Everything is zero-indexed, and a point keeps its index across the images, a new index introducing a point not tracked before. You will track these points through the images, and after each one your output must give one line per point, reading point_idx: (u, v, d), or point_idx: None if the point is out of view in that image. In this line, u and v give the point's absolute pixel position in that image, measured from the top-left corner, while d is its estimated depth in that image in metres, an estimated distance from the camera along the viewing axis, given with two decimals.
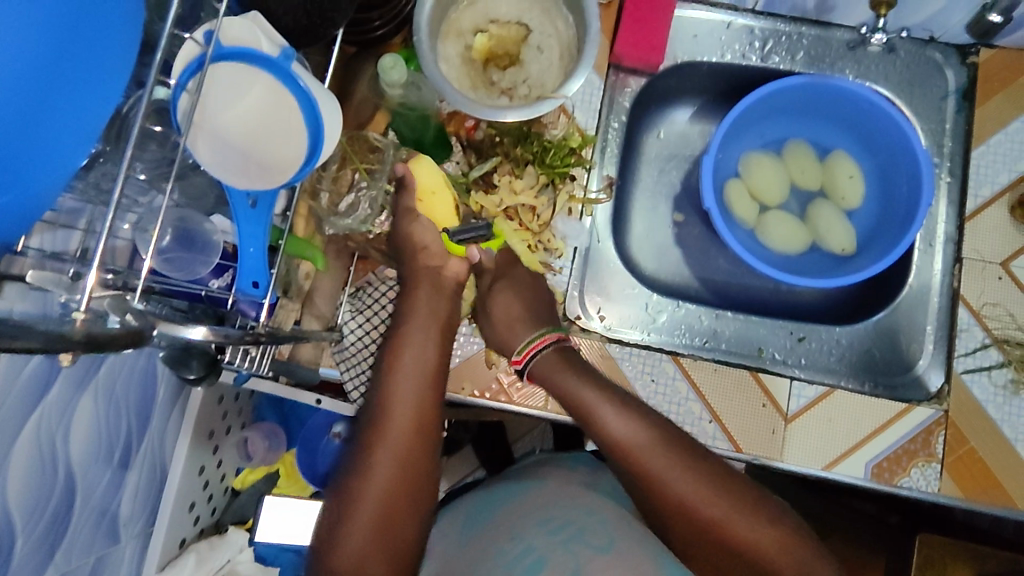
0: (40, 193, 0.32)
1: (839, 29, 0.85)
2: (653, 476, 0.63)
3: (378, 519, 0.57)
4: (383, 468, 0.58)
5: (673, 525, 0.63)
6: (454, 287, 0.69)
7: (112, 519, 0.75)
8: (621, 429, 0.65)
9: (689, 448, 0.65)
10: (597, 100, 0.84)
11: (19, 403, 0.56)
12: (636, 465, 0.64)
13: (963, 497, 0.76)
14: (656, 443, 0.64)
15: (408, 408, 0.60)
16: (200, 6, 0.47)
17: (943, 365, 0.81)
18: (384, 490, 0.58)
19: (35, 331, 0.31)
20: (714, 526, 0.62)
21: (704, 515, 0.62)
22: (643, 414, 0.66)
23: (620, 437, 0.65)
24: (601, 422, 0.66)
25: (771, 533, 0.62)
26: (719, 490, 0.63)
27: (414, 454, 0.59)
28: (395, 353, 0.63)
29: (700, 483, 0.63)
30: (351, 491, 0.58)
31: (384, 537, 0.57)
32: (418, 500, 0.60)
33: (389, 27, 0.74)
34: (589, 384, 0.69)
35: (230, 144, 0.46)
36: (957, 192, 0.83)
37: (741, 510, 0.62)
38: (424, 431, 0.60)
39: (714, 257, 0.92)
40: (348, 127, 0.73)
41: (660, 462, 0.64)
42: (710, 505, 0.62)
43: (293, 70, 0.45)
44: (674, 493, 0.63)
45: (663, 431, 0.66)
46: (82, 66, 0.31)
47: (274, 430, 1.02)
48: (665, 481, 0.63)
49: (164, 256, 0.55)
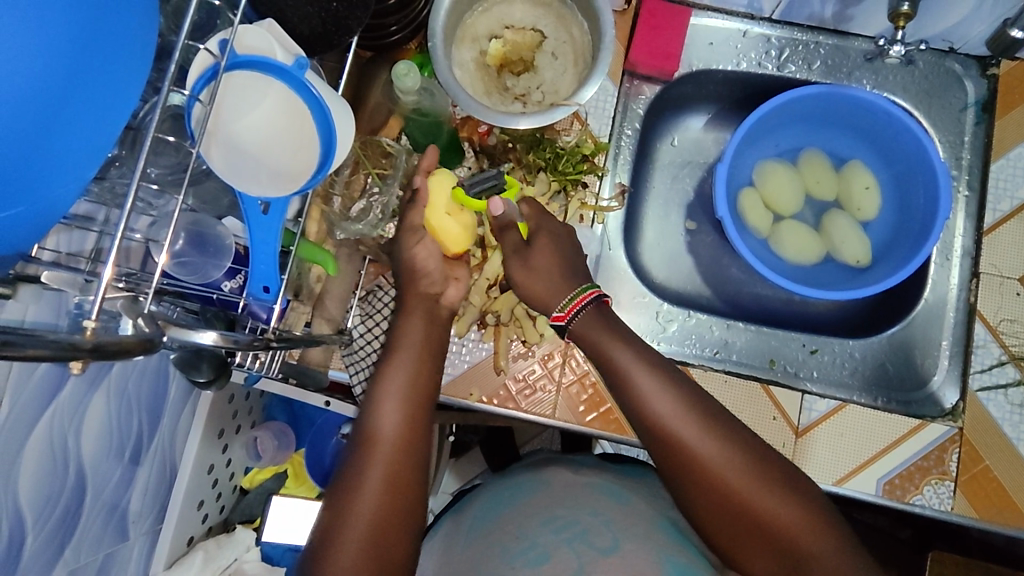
0: (55, 203, 0.32)
1: (858, 39, 0.84)
2: (696, 458, 0.61)
3: (381, 507, 0.58)
4: (380, 463, 0.59)
5: (709, 511, 0.61)
6: (445, 316, 0.71)
7: (121, 516, 0.75)
8: (663, 407, 0.63)
9: (733, 429, 0.63)
10: (611, 106, 0.84)
11: (32, 401, 0.57)
12: (677, 448, 0.61)
13: (977, 517, 0.75)
14: (702, 423, 0.62)
15: (402, 404, 0.62)
16: (216, 13, 0.48)
17: (958, 382, 0.79)
18: (382, 485, 0.59)
19: (45, 339, 0.31)
20: (754, 510, 0.59)
21: (744, 499, 0.60)
22: (687, 393, 0.64)
23: (662, 417, 0.63)
24: (648, 402, 0.64)
25: (796, 512, 0.59)
26: (760, 475, 0.61)
27: (411, 449, 0.61)
28: (388, 356, 0.65)
29: (742, 466, 0.61)
30: (350, 488, 0.58)
31: (385, 532, 0.58)
32: (415, 497, 0.60)
33: (405, 32, 0.74)
34: (632, 358, 0.66)
35: (244, 152, 0.46)
36: (975, 206, 0.82)
37: (782, 495, 0.60)
38: (419, 428, 0.62)
39: (727, 266, 0.91)
40: (362, 133, 0.74)
41: (705, 442, 0.61)
42: (751, 488, 0.60)
43: (306, 79, 0.45)
44: (717, 474, 0.60)
45: (711, 413, 0.63)
46: (99, 74, 0.31)
47: (284, 430, 1.03)
48: (709, 462, 0.61)
49: (178, 259, 0.55)
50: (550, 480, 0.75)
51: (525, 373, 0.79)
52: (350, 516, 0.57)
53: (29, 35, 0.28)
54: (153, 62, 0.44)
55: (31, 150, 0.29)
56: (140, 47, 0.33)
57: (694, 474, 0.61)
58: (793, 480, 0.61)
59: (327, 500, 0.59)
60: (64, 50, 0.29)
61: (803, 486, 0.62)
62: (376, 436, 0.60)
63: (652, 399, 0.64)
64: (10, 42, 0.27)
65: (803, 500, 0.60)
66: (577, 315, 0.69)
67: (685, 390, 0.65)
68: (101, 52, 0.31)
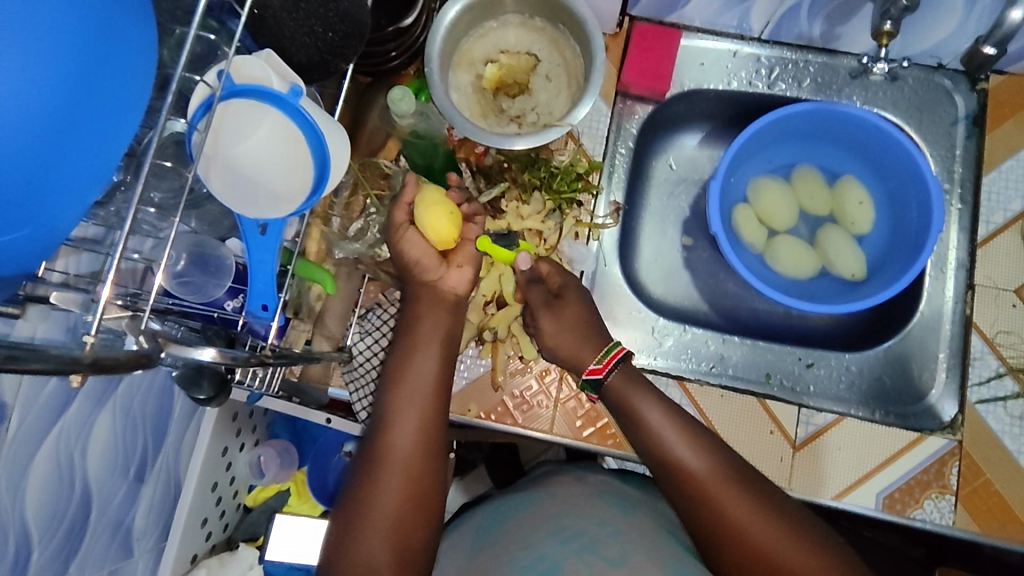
0: (54, 227, 0.34)
1: (845, 57, 0.85)
2: (713, 499, 0.63)
3: (390, 516, 0.60)
4: (390, 482, 0.61)
5: (715, 542, 0.63)
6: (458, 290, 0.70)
7: (126, 532, 0.76)
8: (683, 448, 0.67)
9: (759, 483, 0.65)
10: (604, 126, 0.86)
11: (39, 419, 0.58)
12: (696, 486, 0.64)
13: (979, 531, 0.75)
14: (727, 477, 0.64)
15: (417, 430, 0.63)
16: (215, 46, 0.50)
17: (956, 395, 0.79)
18: (392, 505, 0.61)
19: (47, 354, 0.32)
20: (765, 548, 0.61)
21: (759, 539, 0.61)
22: (716, 450, 0.67)
23: (688, 465, 0.65)
24: (672, 451, 0.67)
25: (813, 558, 0.60)
26: (778, 520, 0.62)
27: (421, 474, 0.62)
28: (401, 376, 0.66)
29: (760, 512, 0.62)
30: (359, 508, 0.61)
31: (399, 553, 0.60)
32: (427, 517, 0.63)
33: (403, 57, 0.76)
34: (665, 412, 0.69)
35: (240, 172, 0.48)
36: (968, 219, 0.83)
37: (795, 536, 0.61)
38: (431, 451, 0.64)
39: (723, 280, 0.92)
40: (361, 154, 0.77)
41: (727, 488, 0.64)
42: (766, 532, 0.61)
43: (300, 105, 0.47)
44: (746, 527, 0.61)
45: (739, 468, 0.66)
46: (101, 106, 0.33)
47: (287, 448, 1.04)
48: (722, 504, 0.63)
49: (180, 278, 0.57)
50: (549, 491, 0.76)
51: (522, 389, 0.80)
52: (358, 536, 0.60)
53: (31, 78, 0.30)
54: (153, 91, 0.46)
55: (34, 171, 0.31)
56: (142, 75, 0.35)
57: (710, 512, 0.63)
58: (809, 526, 0.63)
59: (339, 518, 0.62)
60: (64, 85, 0.31)
61: (817, 531, 0.63)
62: (390, 459, 0.62)
63: (681, 457, 0.66)
64: (11, 84, 0.29)
65: (814, 544, 0.61)
66: (614, 369, 0.72)
67: (715, 449, 0.67)
68: (103, 81, 0.33)
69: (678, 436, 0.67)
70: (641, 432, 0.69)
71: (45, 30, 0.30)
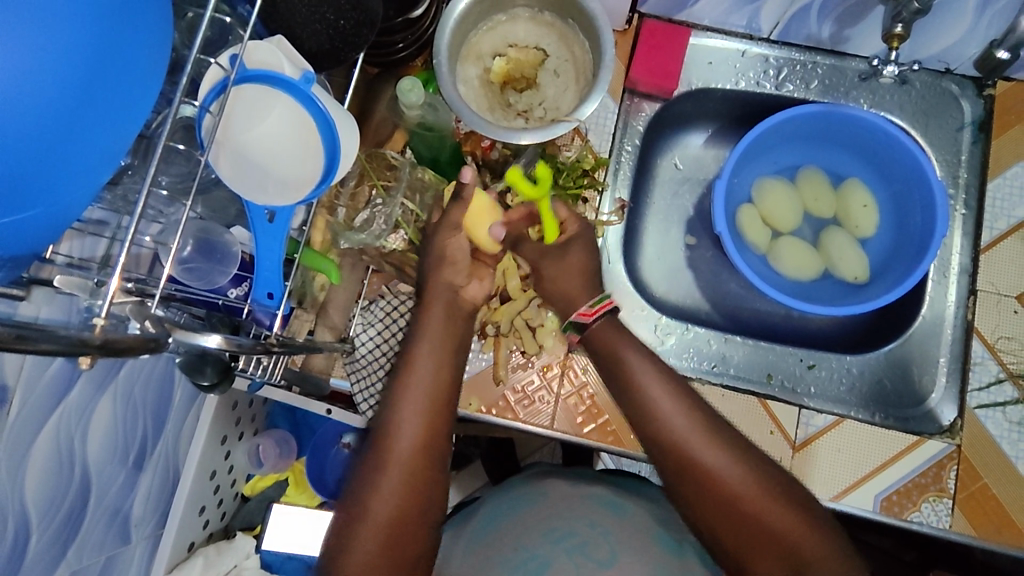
0: (62, 212, 0.34)
1: (854, 60, 0.85)
2: (697, 459, 0.62)
3: (398, 473, 0.59)
4: (403, 437, 0.60)
5: (699, 503, 0.61)
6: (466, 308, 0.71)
7: (124, 519, 0.76)
8: (675, 414, 0.64)
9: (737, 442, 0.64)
10: (611, 123, 0.86)
11: (41, 402, 0.58)
12: (671, 444, 0.63)
13: (975, 535, 0.75)
14: (709, 434, 0.63)
15: (420, 412, 0.62)
16: (228, 30, 0.50)
17: (956, 399, 0.79)
18: (399, 463, 0.60)
19: (58, 335, 0.32)
20: (746, 509, 0.60)
21: (746, 508, 0.60)
22: (697, 405, 0.65)
23: (669, 421, 0.64)
24: (657, 405, 0.65)
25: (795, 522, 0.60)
26: (758, 481, 0.61)
27: (432, 434, 0.62)
28: (408, 360, 0.65)
29: (744, 471, 0.61)
30: (368, 476, 0.59)
31: (401, 512, 0.59)
32: (436, 477, 0.61)
33: (411, 49, 0.76)
34: (655, 368, 0.68)
35: (249, 160, 0.48)
36: (972, 225, 0.83)
37: (776, 499, 0.60)
38: (440, 411, 0.63)
39: (725, 280, 0.92)
40: (368, 145, 0.78)
41: (709, 446, 0.62)
42: (750, 494, 0.60)
43: (312, 93, 0.47)
44: (726, 485, 0.61)
45: (718, 426, 0.64)
46: (115, 88, 0.33)
47: (285, 438, 1.05)
48: (722, 477, 0.61)
49: (185, 264, 0.58)
50: (546, 490, 0.75)
51: (524, 384, 0.81)
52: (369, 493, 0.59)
53: (38, 63, 0.30)
54: (166, 74, 0.46)
55: (45, 153, 0.31)
56: (156, 60, 0.35)
57: (712, 489, 0.61)
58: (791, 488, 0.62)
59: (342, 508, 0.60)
60: (71, 72, 0.31)
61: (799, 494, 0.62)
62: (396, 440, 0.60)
63: (664, 413, 0.64)
64: (16, 67, 0.29)
65: (801, 512, 0.60)
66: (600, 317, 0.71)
67: (697, 405, 0.65)
68: (118, 64, 0.33)
69: (659, 389, 0.66)
70: (636, 398, 0.66)
71: (58, 18, 0.30)
